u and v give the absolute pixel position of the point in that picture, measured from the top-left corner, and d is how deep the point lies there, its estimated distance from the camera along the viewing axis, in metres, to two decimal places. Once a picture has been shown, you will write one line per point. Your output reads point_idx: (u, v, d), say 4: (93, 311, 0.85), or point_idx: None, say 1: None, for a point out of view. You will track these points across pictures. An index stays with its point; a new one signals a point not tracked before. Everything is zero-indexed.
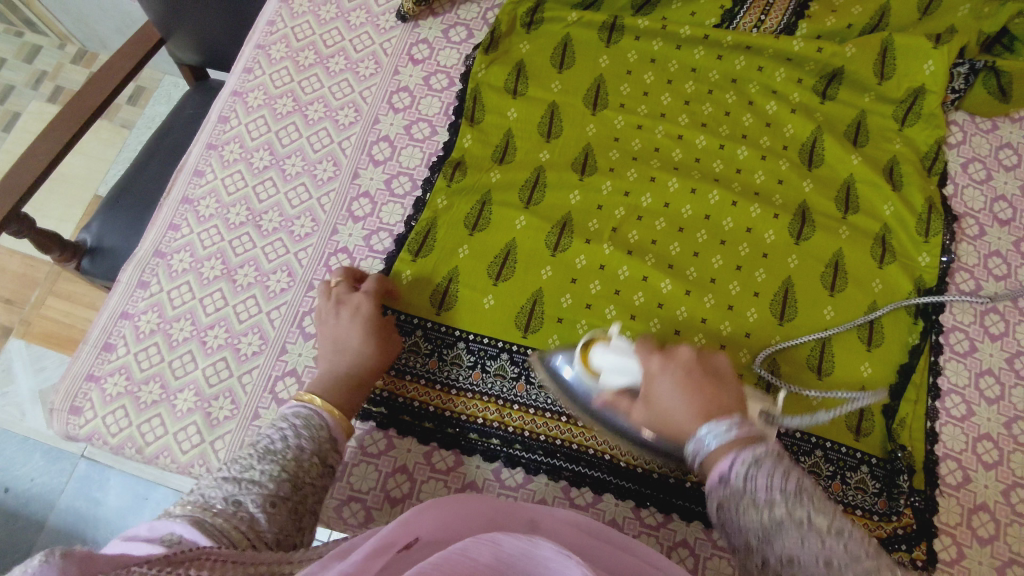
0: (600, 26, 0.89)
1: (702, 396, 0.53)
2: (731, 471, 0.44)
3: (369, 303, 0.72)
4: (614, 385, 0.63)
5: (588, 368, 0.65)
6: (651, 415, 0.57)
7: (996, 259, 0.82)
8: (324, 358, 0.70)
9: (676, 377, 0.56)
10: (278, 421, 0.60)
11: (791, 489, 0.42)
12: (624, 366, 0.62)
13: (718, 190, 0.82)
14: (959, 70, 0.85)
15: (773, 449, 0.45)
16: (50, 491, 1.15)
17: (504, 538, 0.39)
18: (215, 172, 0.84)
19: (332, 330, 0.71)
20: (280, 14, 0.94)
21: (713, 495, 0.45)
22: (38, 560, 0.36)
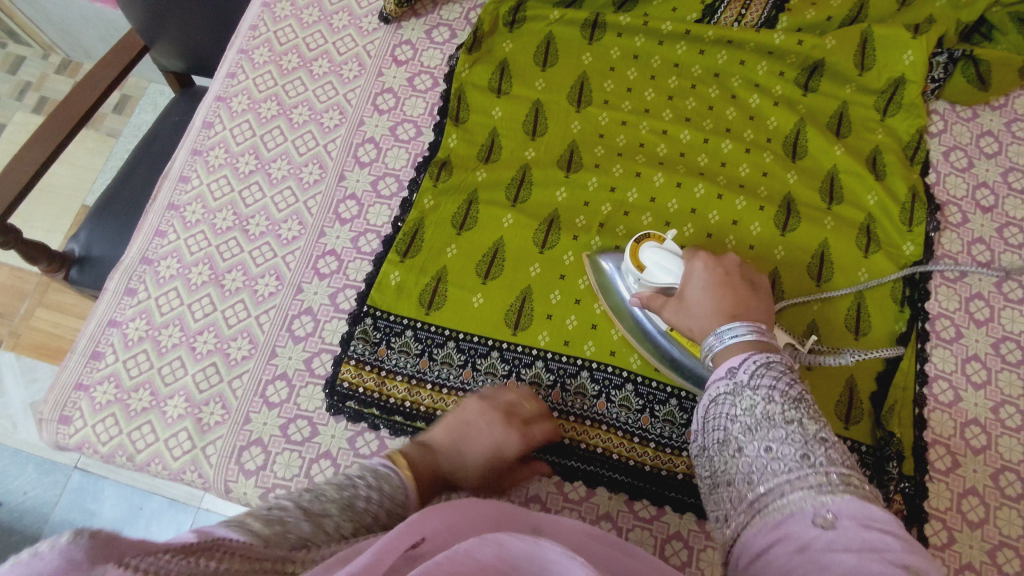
0: (582, 23, 0.90)
1: (728, 299, 0.64)
2: (742, 366, 0.57)
3: (519, 438, 0.67)
4: (657, 281, 0.69)
5: (636, 262, 0.71)
6: (683, 312, 0.66)
7: (980, 246, 0.83)
8: (447, 428, 0.66)
9: (709, 280, 0.65)
10: (363, 468, 0.57)
11: (789, 395, 0.53)
12: (670, 266, 0.68)
13: (702, 184, 0.82)
14: (938, 60, 0.87)
15: (783, 361, 0.57)
16: (44, 503, 1.14)
17: (508, 539, 0.41)
18: (201, 177, 0.84)
19: (476, 418, 0.67)
20: (263, 18, 0.94)
21: (718, 385, 0.58)
22: (65, 537, 0.32)
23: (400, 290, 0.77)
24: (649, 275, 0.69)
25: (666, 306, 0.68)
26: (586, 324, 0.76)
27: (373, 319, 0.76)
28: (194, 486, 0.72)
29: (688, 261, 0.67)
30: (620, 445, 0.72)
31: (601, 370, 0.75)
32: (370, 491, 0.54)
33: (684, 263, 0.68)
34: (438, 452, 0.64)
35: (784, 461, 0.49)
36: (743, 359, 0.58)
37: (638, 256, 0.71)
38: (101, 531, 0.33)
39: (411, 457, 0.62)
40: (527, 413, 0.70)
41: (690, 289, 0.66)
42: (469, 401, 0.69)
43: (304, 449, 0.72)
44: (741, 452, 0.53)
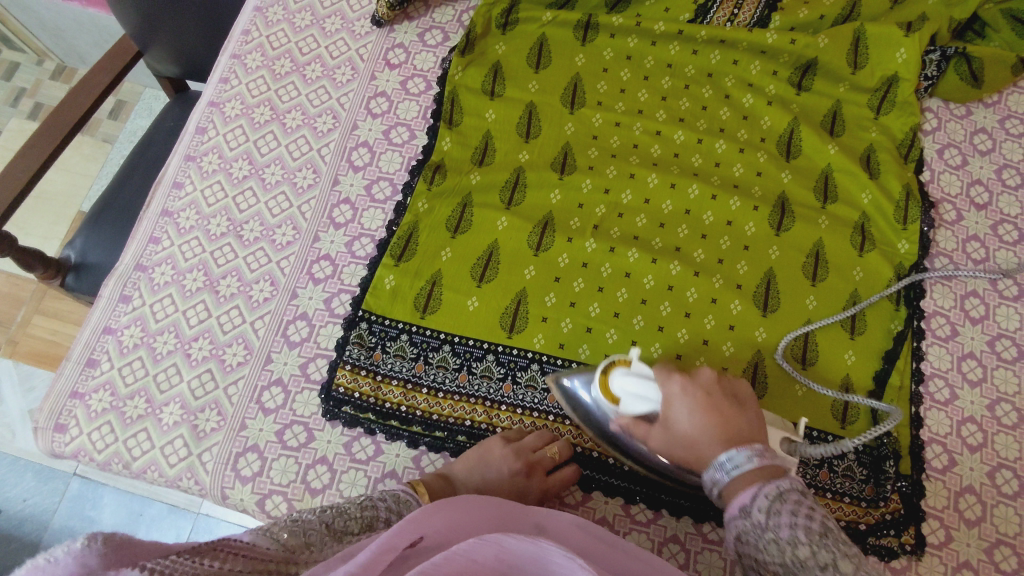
0: (575, 25, 0.90)
1: (722, 424, 0.57)
2: (754, 504, 0.52)
3: (539, 488, 0.69)
4: (634, 410, 0.61)
5: (607, 391, 0.64)
6: (669, 439, 0.59)
7: (975, 243, 0.83)
8: (470, 464, 0.69)
9: (693, 403, 0.58)
10: (383, 496, 0.62)
11: (814, 529, 0.49)
12: (646, 393, 0.61)
13: (697, 184, 0.82)
14: (931, 57, 0.86)
15: (792, 483, 0.53)
16: (43, 511, 1.14)
17: (509, 539, 0.42)
18: (194, 184, 0.84)
19: (499, 463, 0.68)
20: (255, 23, 0.93)
21: (736, 526, 0.53)
22: (81, 543, 0.35)
23: (396, 293, 0.77)
24: (626, 404, 0.62)
25: (650, 434, 0.61)
26: (582, 326, 0.76)
27: (368, 323, 0.76)
28: (190, 493, 0.72)
29: (662, 384, 0.60)
30: None
31: None
32: (388, 514, 0.61)
33: (659, 389, 0.60)
34: (459, 485, 0.68)
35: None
36: (754, 497, 0.52)
37: (609, 385, 0.63)
38: (113, 537, 0.37)
39: (432, 488, 0.66)
40: (550, 461, 0.71)
41: (672, 418, 0.59)
42: (494, 442, 0.70)
43: (300, 455, 0.72)
44: None
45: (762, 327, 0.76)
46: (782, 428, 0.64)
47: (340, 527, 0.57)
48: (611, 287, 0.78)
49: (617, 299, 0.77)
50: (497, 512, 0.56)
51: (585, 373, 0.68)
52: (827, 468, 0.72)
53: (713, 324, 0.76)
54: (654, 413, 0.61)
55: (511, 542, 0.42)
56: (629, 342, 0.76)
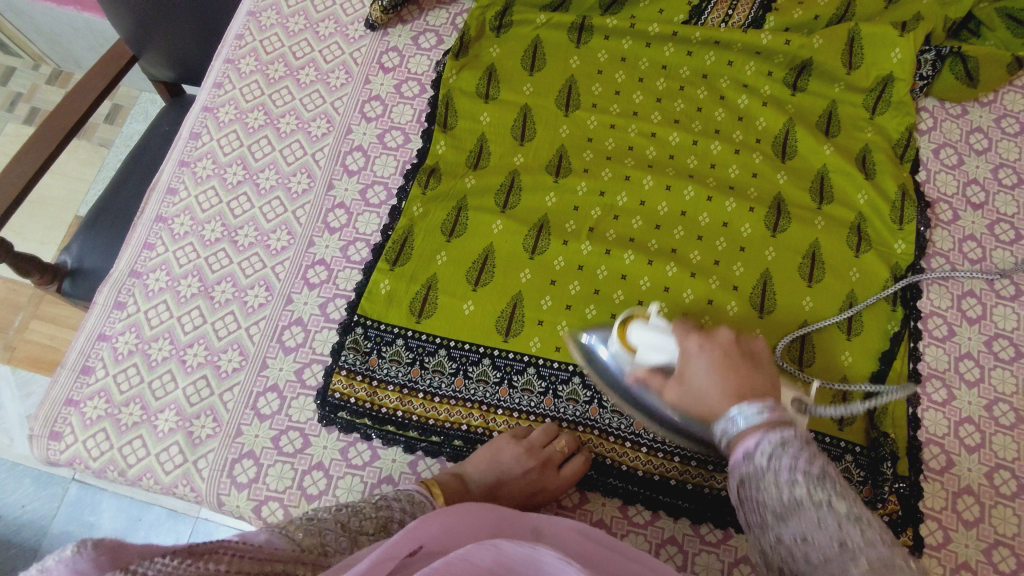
0: (569, 27, 0.89)
1: (734, 378, 0.53)
2: (757, 448, 0.46)
3: (555, 483, 0.69)
4: (651, 361, 0.62)
5: (625, 345, 0.65)
6: (682, 392, 0.57)
7: (971, 243, 0.83)
8: (483, 462, 0.69)
9: (709, 358, 0.56)
10: (399, 496, 0.63)
11: (814, 472, 0.43)
12: (662, 344, 0.62)
13: (692, 186, 0.82)
14: (926, 57, 0.86)
15: (799, 433, 0.47)
16: (42, 517, 1.14)
17: (506, 542, 0.42)
18: (188, 189, 0.84)
19: (512, 461, 0.69)
20: (249, 27, 0.93)
21: (736, 472, 0.47)
22: (69, 551, 0.36)
23: (391, 298, 0.77)
24: (644, 355, 0.63)
25: (666, 389, 0.60)
26: (578, 329, 0.76)
27: (363, 328, 0.76)
28: (186, 499, 0.72)
29: (681, 339, 0.60)
30: (611, 450, 0.73)
31: None
32: (401, 515, 0.61)
33: (677, 342, 0.60)
34: (473, 484, 0.69)
35: (818, 552, 0.41)
36: (757, 442, 0.46)
37: (627, 338, 0.65)
38: (104, 541, 0.37)
39: (447, 488, 0.67)
40: (562, 455, 0.71)
41: (687, 371, 0.57)
42: (507, 440, 0.70)
43: (296, 461, 0.71)
44: (779, 544, 0.43)
45: (759, 328, 0.76)
46: (795, 390, 0.63)
47: (356, 526, 0.58)
48: (606, 290, 0.78)
49: (613, 301, 0.77)
50: (497, 516, 0.57)
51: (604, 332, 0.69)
52: None
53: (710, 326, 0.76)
54: (670, 366, 0.61)
55: (508, 545, 0.42)
56: None
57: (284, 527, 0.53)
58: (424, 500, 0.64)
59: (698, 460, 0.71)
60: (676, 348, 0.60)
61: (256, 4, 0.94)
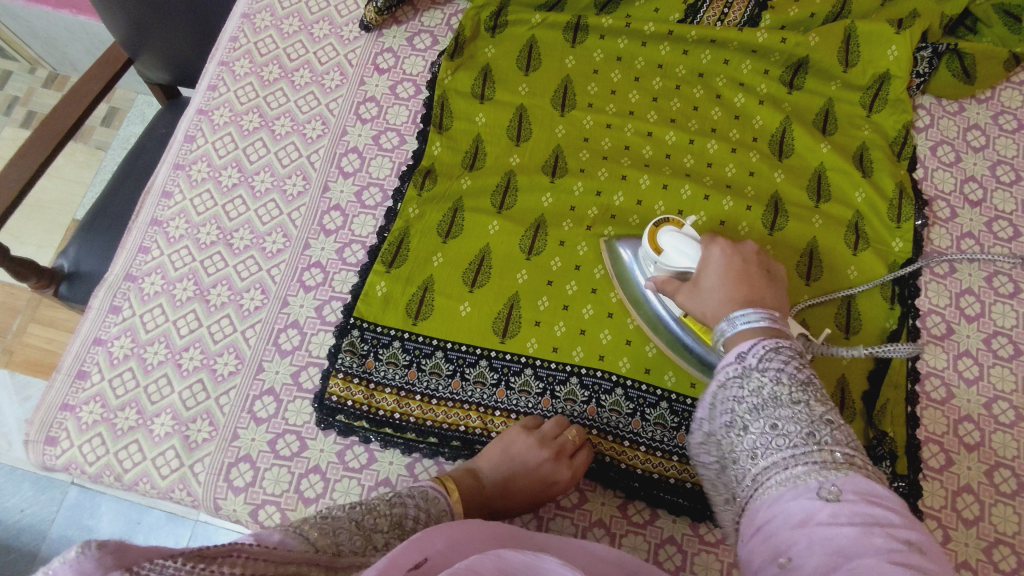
0: (564, 26, 0.89)
1: (745, 289, 0.60)
2: (752, 350, 0.52)
3: (568, 473, 0.68)
4: (673, 263, 0.67)
5: (653, 246, 0.69)
6: (695, 297, 0.64)
7: (969, 241, 0.82)
8: (495, 457, 0.69)
9: (725, 267, 0.63)
10: (413, 492, 0.63)
11: (798, 377, 0.50)
12: (686, 250, 0.66)
13: (689, 185, 0.82)
14: (922, 54, 0.86)
15: (794, 346, 0.53)
16: (41, 521, 1.14)
17: (507, 551, 0.41)
18: (184, 192, 0.84)
19: (524, 453, 0.68)
20: (243, 30, 0.93)
21: (725, 369, 0.53)
22: (74, 551, 0.36)
23: (387, 300, 0.77)
24: (668, 260, 0.67)
25: (680, 292, 0.66)
26: (575, 330, 0.76)
27: (360, 330, 0.75)
28: (183, 504, 0.71)
29: (706, 245, 0.65)
30: (610, 449, 0.72)
31: (590, 376, 0.74)
32: (416, 512, 0.61)
33: (701, 248, 0.65)
34: (486, 480, 0.68)
35: (786, 439, 0.46)
36: (754, 344, 0.53)
37: (656, 239, 0.68)
38: (110, 541, 0.37)
39: (461, 484, 0.67)
40: (574, 444, 0.70)
41: (704, 275, 0.64)
42: (516, 433, 0.70)
43: (293, 464, 0.71)
44: (750, 429, 0.49)
45: None
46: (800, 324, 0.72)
47: (371, 523, 0.57)
48: (603, 291, 0.77)
49: (610, 301, 0.77)
50: (502, 532, 0.57)
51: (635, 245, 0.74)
52: None
53: None
54: (689, 273, 0.67)
55: (508, 554, 0.41)
56: (622, 343, 0.75)
57: (298, 527, 0.53)
58: (439, 496, 0.64)
59: None
60: (699, 254, 0.65)
61: (250, 6, 0.94)
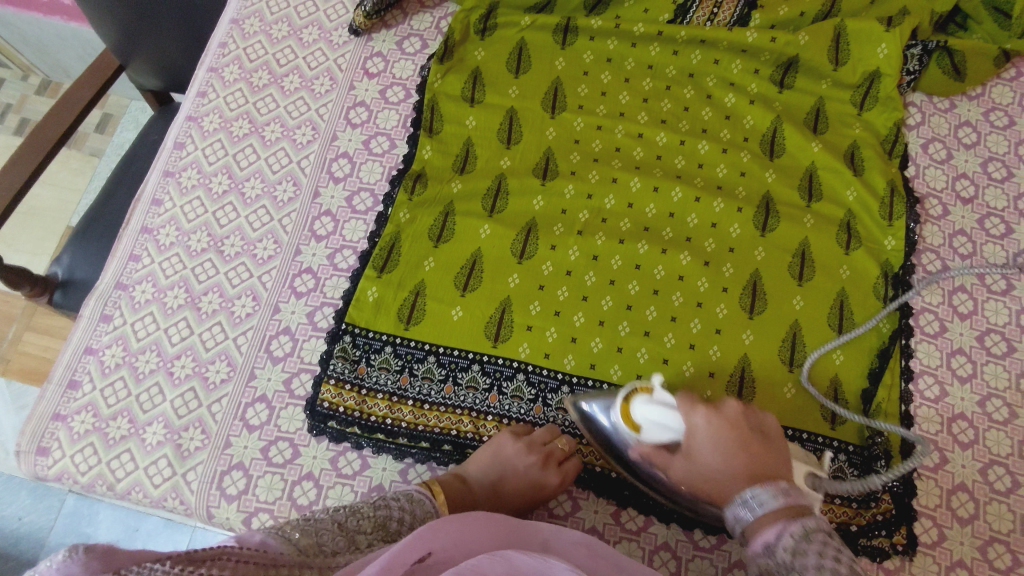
0: (554, 28, 0.89)
1: (748, 459, 0.56)
2: (779, 542, 0.50)
3: (556, 480, 0.68)
4: (655, 439, 0.61)
5: (628, 420, 0.63)
6: (691, 470, 0.59)
7: (961, 238, 0.82)
8: (484, 461, 0.69)
9: (720, 435, 0.57)
10: (397, 496, 0.63)
11: (841, 558, 0.47)
12: (665, 421, 0.60)
13: (680, 187, 0.81)
14: (913, 52, 0.85)
15: (818, 523, 0.51)
16: (39, 529, 1.13)
17: (516, 554, 0.46)
18: (174, 200, 0.83)
19: (514, 459, 0.69)
20: (232, 35, 0.93)
21: (761, 562, 0.51)
22: (62, 555, 0.36)
23: (379, 306, 0.76)
24: (648, 433, 0.61)
25: (671, 464, 0.61)
26: (567, 335, 0.75)
27: (352, 336, 0.75)
28: (176, 512, 0.71)
29: (685, 413, 0.59)
30: (602, 456, 0.73)
31: (581, 384, 0.74)
32: (400, 514, 0.61)
33: (681, 418, 0.59)
34: (473, 484, 0.69)
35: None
36: (778, 536, 0.50)
37: (630, 411, 0.62)
38: (96, 546, 0.38)
39: (449, 489, 0.66)
40: (562, 452, 0.71)
41: (695, 449, 0.58)
42: (505, 439, 0.70)
43: (286, 472, 0.71)
44: None
45: (749, 329, 0.76)
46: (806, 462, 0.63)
47: (356, 526, 0.57)
48: (595, 295, 0.77)
49: (602, 306, 0.77)
50: (506, 530, 0.57)
51: (604, 400, 0.67)
52: None
53: (699, 327, 0.76)
54: (676, 442, 0.60)
55: (518, 557, 0.46)
56: (614, 348, 0.75)
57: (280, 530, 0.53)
58: (423, 496, 0.64)
59: None
60: (680, 424, 0.60)
61: (239, 12, 0.94)
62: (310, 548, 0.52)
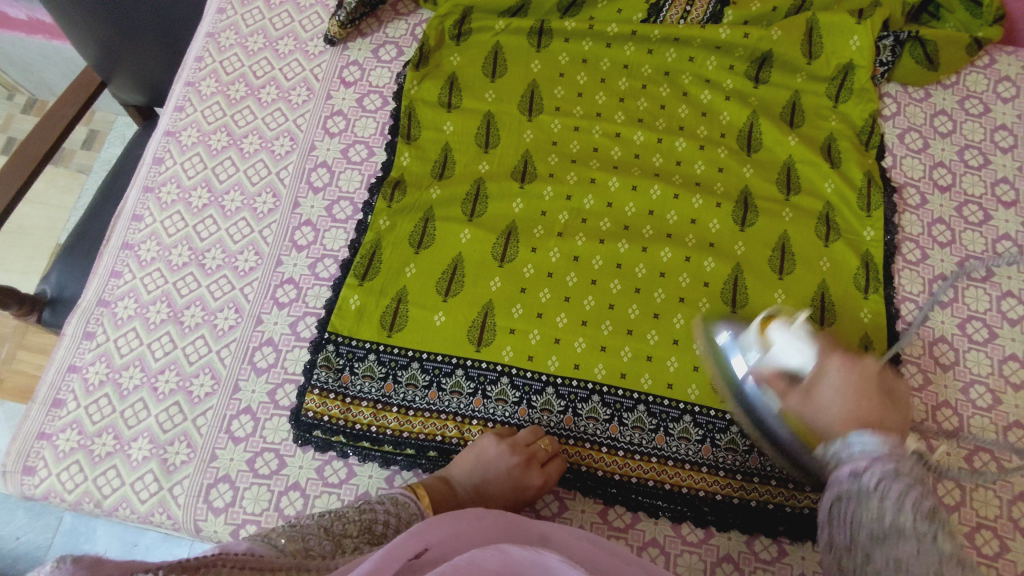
0: (528, 31, 0.89)
1: (867, 409, 0.56)
2: (868, 469, 0.49)
3: (538, 481, 0.68)
4: (781, 361, 0.65)
5: (762, 338, 0.68)
6: (803, 404, 0.60)
7: (940, 226, 0.82)
8: (469, 464, 0.69)
9: (846, 383, 0.58)
10: (382, 496, 0.64)
11: (922, 507, 0.46)
12: (798, 346, 0.64)
13: (658, 185, 0.82)
14: (885, 43, 0.86)
15: (915, 472, 0.49)
16: (37, 548, 1.13)
17: (511, 547, 0.46)
18: (154, 215, 0.84)
19: (496, 460, 0.69)
20: (208, 49, 0.93)
21: (841, 484, 0.51)
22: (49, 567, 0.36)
23: (361, 313, 0.77)
24: (774, 355, 0.66)
25: (788, 393, 0.63)
26: (550, 338, 0.76)
27: (335, 345, 0.75)
28: (163, 527, 0.71)
29: (822, 352, 0.63)
30: (587, 456, 0.73)
31: (566, 385, 0.74)
32: (386, 516, 0.61)
33: (818, 354, 0.63)
34: (458, 486, 0.69)
35: (897, 562, 0.44)
36: (869, 466, 0.49)
37: (766, 331, 0.68)
38: (83, 558, 0.38)
39: (432, 491, 0.67)
40: (546, 453, 0.70)
41: (815, 386, 0.60)
42: (489, 441, 0.70)
43: (273, 483, 0.71)
44: (866, 562, 0.46)
45: None
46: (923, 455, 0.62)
47: (343, 531, 0.57)
48: (577, 296, 0.77)
49: (584, 307, 0.77)
50: (507, 523, 0.58)
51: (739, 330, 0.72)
52: None
53: (682, 324, 0.76)
54: (801, 372, 0.64)
55: (512, 550, 0.46)
56: (597, 349, 0.75)
57: (265, 535, 0.52)
58: (409, 500, 0.64)
59: (676, 459, 0.72)
60: (815, 359, 0.63)
61: (214, 25, 0.94)
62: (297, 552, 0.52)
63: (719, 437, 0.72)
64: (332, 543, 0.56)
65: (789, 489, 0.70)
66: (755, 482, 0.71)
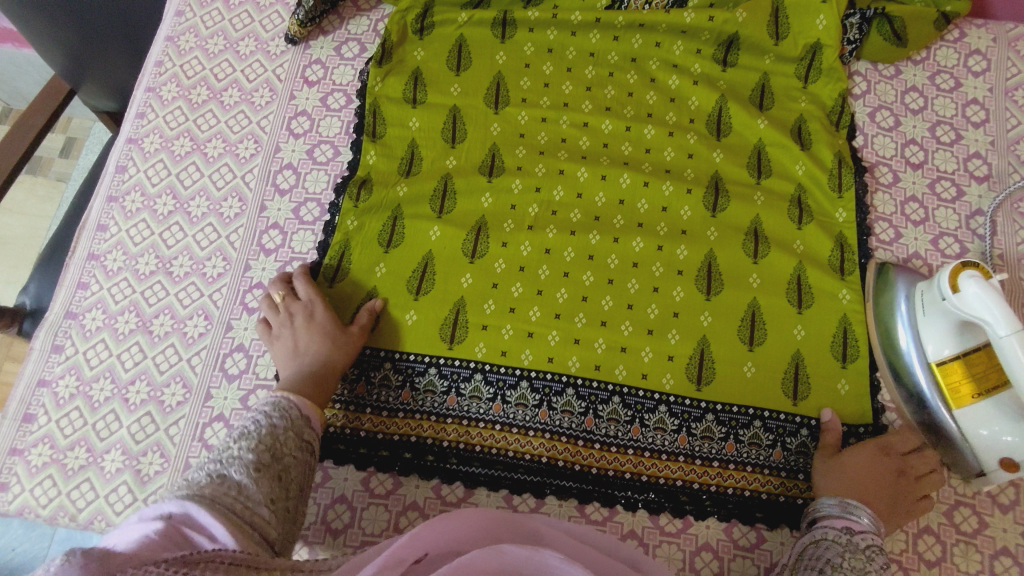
0: (491, 23, 0.88)
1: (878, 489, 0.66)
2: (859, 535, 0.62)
3: (323, 310, 0.73)
4: (969, 309, 0.64)
5: (954, 288, 0.66)
6: (830, 465, 0.68)
7: (913, 204, 0.82)
8: (285, 360, 0.71)
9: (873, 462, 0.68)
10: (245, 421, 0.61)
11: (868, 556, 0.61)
12: (989, 306, 0.63)
13: (628, 173, 0.81)
14: (851, 21, 0.85)
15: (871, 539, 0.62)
16: (33, 560, 1.02)
17: (507, 547, 0.46)
18: (119, 224, 0.83)
19: (293, 336, 0.72)
20: (168, 53, 0.91)
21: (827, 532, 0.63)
22: (59, 559, 0.38)
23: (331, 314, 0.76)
24: (963, 305, 0.65)
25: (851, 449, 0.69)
26: (523, 332, 0.75)
27: None
28: None
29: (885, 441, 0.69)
30: (564, 451, 0.72)
31: (541, 379, 0.73)
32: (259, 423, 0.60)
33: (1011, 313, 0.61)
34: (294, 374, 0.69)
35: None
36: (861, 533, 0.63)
37: (957, 280, 0.66)
38: (94, 550, 0.39)
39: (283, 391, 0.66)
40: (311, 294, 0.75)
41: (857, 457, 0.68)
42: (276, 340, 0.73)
43: None
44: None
45: (706, 312, 0.75)
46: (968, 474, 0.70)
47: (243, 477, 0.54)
48: (550, 289, 0.77)
49: (558, 300, 0.76)
50: (493, 520, 0.56)
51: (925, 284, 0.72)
52: (780, 447, 0.71)
53: (657, 314, 0.76)
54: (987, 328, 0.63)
55: (509, 548, 0.46)
56: (571, 342, 0.75)
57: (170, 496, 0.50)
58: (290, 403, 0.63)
59: (652, 450, 0.72)
60: (1008, 317, 0.61)
61: (173, 28, 0.93)
62: (234, 505, 0.51)
63: (695, 426, 0.72)
64: (235, 493, 0.52)
65: (766, 475, 0.71)
66: (731, 469, 0.71)
